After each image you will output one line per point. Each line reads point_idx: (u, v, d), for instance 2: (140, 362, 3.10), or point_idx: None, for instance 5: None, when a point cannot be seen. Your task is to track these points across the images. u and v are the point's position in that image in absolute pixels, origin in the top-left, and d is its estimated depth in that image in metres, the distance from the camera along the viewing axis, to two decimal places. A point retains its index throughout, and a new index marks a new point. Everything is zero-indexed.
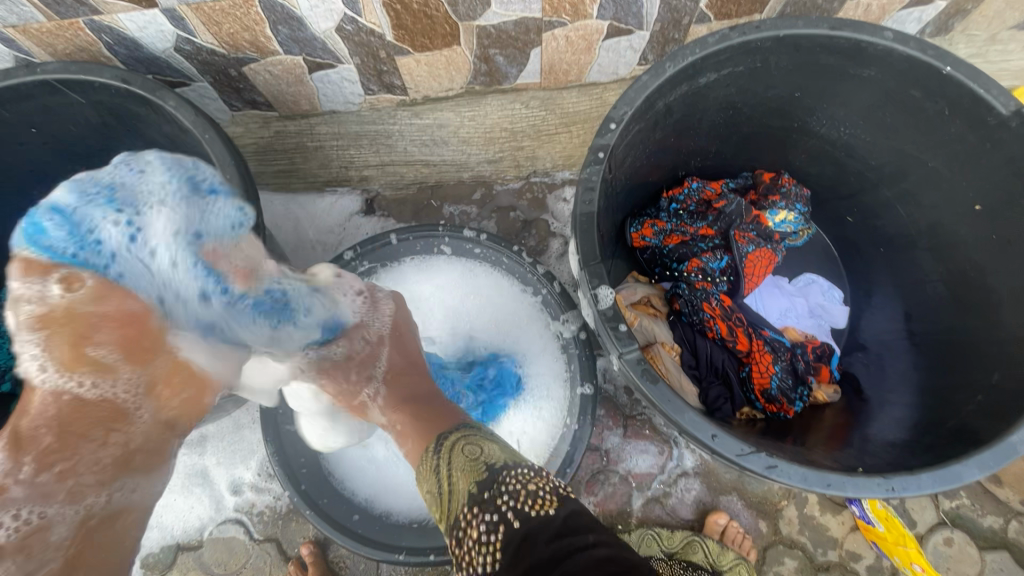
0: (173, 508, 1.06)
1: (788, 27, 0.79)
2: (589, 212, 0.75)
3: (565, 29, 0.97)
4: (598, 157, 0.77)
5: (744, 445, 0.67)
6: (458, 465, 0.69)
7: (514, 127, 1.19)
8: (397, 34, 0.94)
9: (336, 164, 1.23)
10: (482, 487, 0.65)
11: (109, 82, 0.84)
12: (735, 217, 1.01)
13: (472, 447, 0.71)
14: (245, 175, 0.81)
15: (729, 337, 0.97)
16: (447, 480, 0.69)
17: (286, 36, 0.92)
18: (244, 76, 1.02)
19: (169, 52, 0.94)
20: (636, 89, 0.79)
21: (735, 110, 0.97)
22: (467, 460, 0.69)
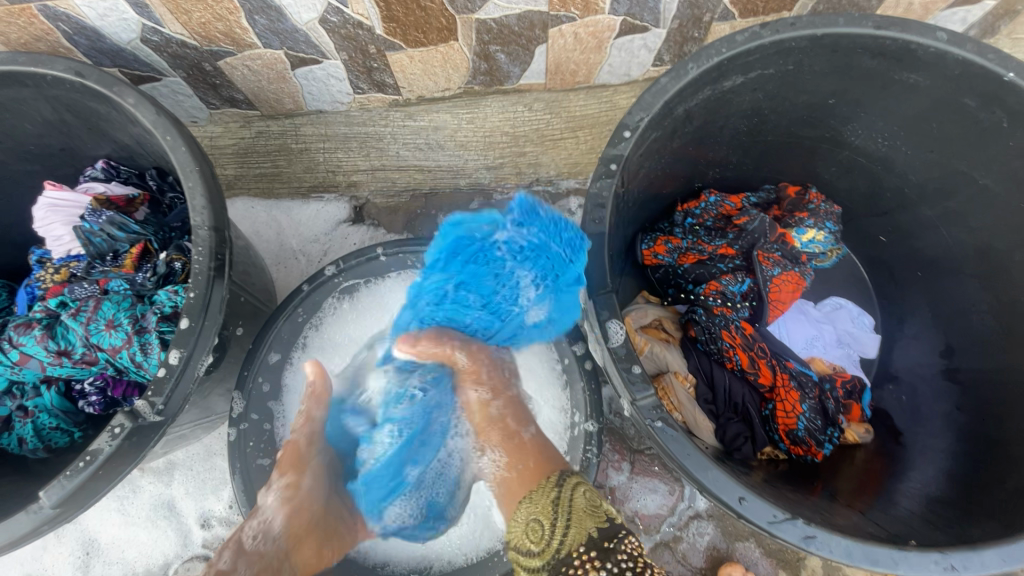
0: (136, 542, 0.97)
1: (827, 25, 0.70)
2: (600, 233, 0.66)
3: (573, 25, 0.88)
4: (610, 169, 0.68)
5: (777, 511, 0.58)
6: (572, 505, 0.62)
7: (516, 131, 1.08)
8: (388, 27, 0.85)
9: (321, 168, 1.11)
10: (607, 534, 0.58)
11: (61, 75, 0.75)
12: (758, 235, 0.91)
13: (594, 494, 0.64)
14: (211, 184, 0.71)
15: (751, 369, 0.87)
16: (565, 517, 0.60)
17: (264, 28, 0.83)
18: (220, 70, 0.93)
19: (134, 44, 0.85)
20: (654, 93, 0.70)
21: (760, 118, 0.87)
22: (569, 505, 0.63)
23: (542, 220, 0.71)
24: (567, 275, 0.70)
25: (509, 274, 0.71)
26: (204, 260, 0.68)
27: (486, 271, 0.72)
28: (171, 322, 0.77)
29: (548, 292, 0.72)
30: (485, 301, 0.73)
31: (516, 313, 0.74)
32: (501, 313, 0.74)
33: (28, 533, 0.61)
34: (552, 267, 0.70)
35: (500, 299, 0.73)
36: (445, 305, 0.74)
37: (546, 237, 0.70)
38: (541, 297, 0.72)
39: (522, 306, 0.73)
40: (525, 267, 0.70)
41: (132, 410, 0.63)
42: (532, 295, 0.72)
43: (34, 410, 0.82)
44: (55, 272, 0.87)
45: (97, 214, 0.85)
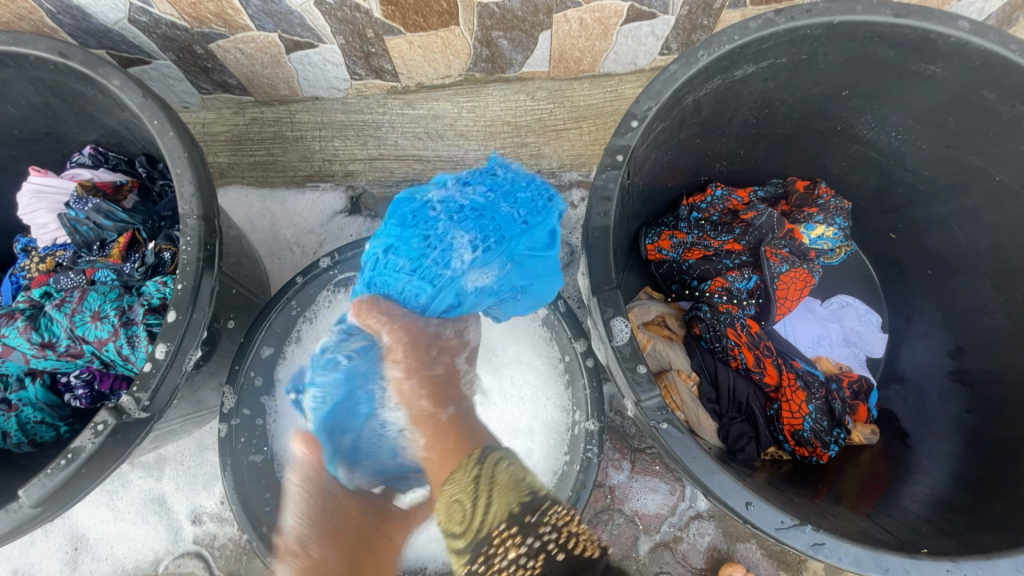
0: (125, 538, 0.95)
1: (844, 12, 0.67)
2: (605, 226, 0.63)
3: (578, 11, 0.85)
4: (616, 160, 0.65)
5: (784, 517, 0.56)
6: (499, 481, 0.61)
7: (518, 120, 1.05)
8: (386, 10, 0.81)
9: (318, 156, 1.08)
10: (528, 509, 0.58)
11: (45, 55, 0.71)
12: (766, 231, 0.89)
13: (518, 467, 0.63)
14: (200, 171, 0.69)
15: (756, 368, 0.85)
16: (486, 494, 0.59)
17: (257, 9, 0.80)
18: (212, 53, 0.89)
19: (122, 24, 0.81)
20: (662, 81, 0.67)
21: (770, 109, 0.85)
22: (505, 480, 0.61)
23: (498, 180, 0.73)
24: (511, 250, 0.71)
25: (444, 234, 0.70)
26: (193, 250, 0.65)
27: (417, 232, 0.71)
28: (158, 314, 0.75)
29: (486, 256, 0.70)
30: (412, 262, 0.71)
31: (444, 276, 0.71)
32: (432, 278, 0.71)
33: (8, 533, 0.58)
34: (491, 228, 0.70)
35: (429, 262, 0.70)
36: (378, 268, 0.72)
37: (500, 202, 0.71)
38: (483, 259, 0.71)
39: (455, 269, 0.70)
40: (463, 227, 0.70)
41: (117, 405, 0.61)
42: (469, 257, 0.70)
43: (17, 403, 0.79)
44: (41, 261, 0.85)
45: (82, 201, 0.82)
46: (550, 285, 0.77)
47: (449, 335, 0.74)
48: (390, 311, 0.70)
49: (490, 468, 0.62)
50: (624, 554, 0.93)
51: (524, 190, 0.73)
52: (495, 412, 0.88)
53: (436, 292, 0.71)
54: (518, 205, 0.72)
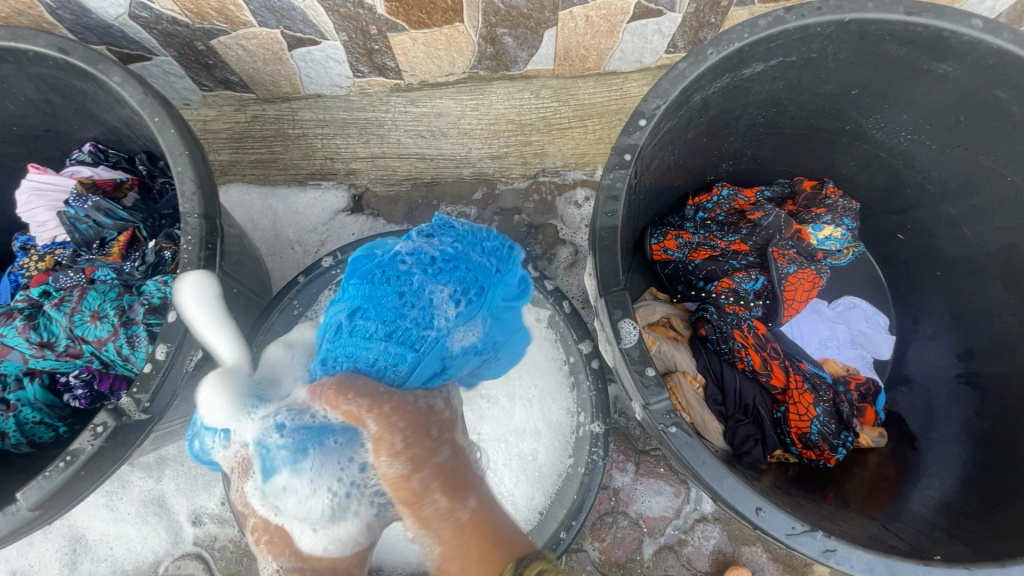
0: (125, 539, 0.94)
1: (856, 10, 0.66)
2: (612, 226, 0.62)
3: (585, 7, 0.84)
4: (624, 160, 0.64)
5: (795, 523, 0.55)
6: None
7: (522, 119, 1.05)
8: (390, 6, 0.80)
9: (320, 154, 1.07)
10: None
11: (44, 51, 0.70)
12: (773, 232, 0.88)
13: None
14: (201, 169, 0.68)
15: (763, 370, 0.84)
16: None
17: (259, 5, 0.79)
18: (213, 50, 0.88)
19: (122, 20, 0.80)
20: (671, 79, 0.66)
21: (779, 108, 0.83)
22: None
23: (460, 233, 0.69)
24: (490, 303, 0.68)
25: (417, 290, 0.63)
26: (194, 250, 0.64)
27: (388, 290, 0.62)
28: (158, 314, 0.74)
29: (469, 309, 0.65)
30: (386, 325, 0.61)
31: (427, 337, 0.62)
32: (411, 342, 0.62)
33: (5, 535, 0.58)
34: (474, 279, 0.66)
35: (408, 323, 0.62)
36: (343, 339, 0.62)
37: (470, 250, 0.67)
38: (463, 315, 0.65)
39: (438, 329, 0.63)
40: (440, 281, 0.63)
41: (116, 407, 0.60)
42: (452, 313, 0.63)
43: (16, 403, 0.78)
44: (40, 259, 0.84)
45: (82, 200, 0.81)
46: (519, 339, 0.75)
47: (438, 403, 0.63)
48: (375, 392, 0.58)
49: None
50: (628, 557, 0.92)
51: (487, 238, 0.70)
52: (502, 413, 0.86)
53: (419, 359, 0.62)
54: (486, 253, 0.69)
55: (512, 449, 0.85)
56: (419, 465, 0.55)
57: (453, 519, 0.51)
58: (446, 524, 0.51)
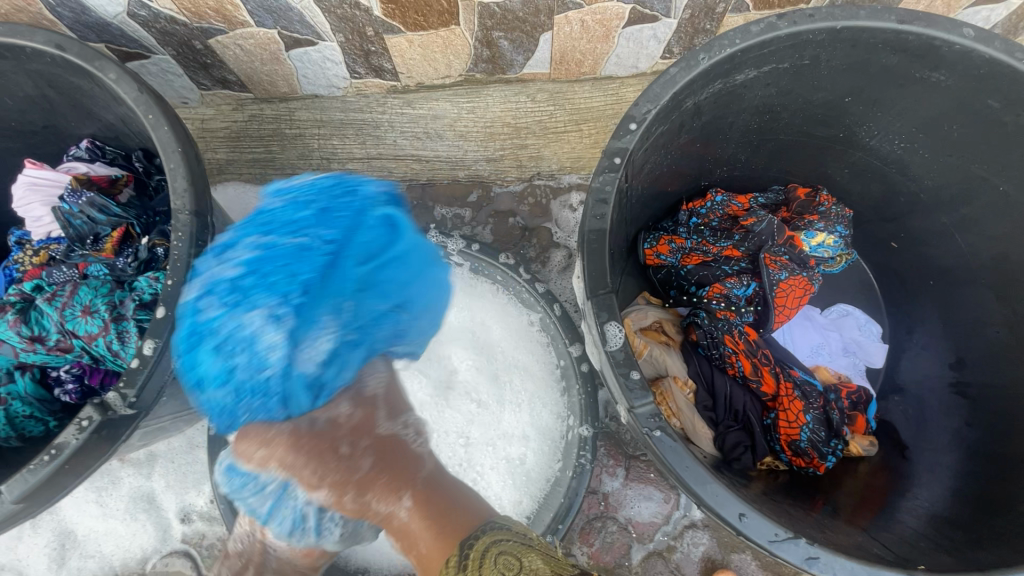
0: (114, 535, 0.94)
1: (847, 18, 0.66)
2: (601, 229, 0.63)
3: (580, 12, 0.84)
4: (614, 163, 0.65)
5: (779, 530, 0.55)
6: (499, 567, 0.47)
7: (518, 122, 1.05)
8: (386, 8, 0.81)
9: (316, 154, 1.08)
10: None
11: (42, 48, 0.71)
12: (767, 237, 0.88)
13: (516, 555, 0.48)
14: (194, 167, 0.68)
15: (753, 376, 0.84)
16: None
17: (256, 5, 0.79)
18: (211, 49, 0.89)
19: (121, 18, 0.81)
20: (661, 84, 0.66)
21: (772, 115, 0.84)
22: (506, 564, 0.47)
23: (269, 223, 0.54)
24: (346, 284, 0.52)
25: (234, 323, 0.50)
26: (184, 246, 0.65)
27: (206, 347, 0.52)
28: (149, 309, 0.74)
29: (302, 314, 0.50)
30: (228, 381, 0.52)
31: (270, 377, 0.51)
32: (262, 390, 0.51)
33: None
34: (287, 280, 0.50)
35: (241, 370, 0.50)
36: (215, 415, 0.54)
37: (278, 238, 0.52)
38: (291, 319, 0.49)
39: (275, 359, 0.50)
40: (253, 298, 0.50)
41: (103, 401, 0.60)
42: (279, 336, 0.50)
43: (6, 397, 0.78)
44: (35, 254, 0.84)
45: (76, 195, 0.81)
46: (420, 291, 0.59)
47: (344, 411, 0.54)
48: (266, 435, 0.53)
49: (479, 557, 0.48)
50: (616, 562, 0.92)
51: (323, 206, 0.56)
52: (493, 418, 0.86)
53: (286, 399, 0.51)
54: (320, 228, 0.53)
55: (501, 454, 0.86)
56: (340, 489, 0.53)
57: (397, 519, 0.54)
58: (394, 526, 0.54)
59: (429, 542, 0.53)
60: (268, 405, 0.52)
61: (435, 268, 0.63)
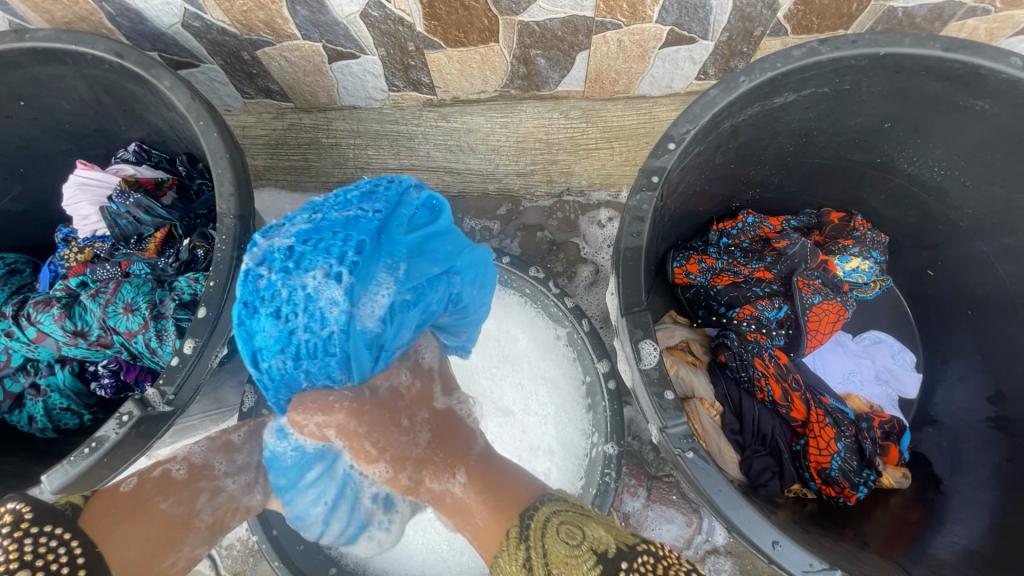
0: None
1: (890, 44, 0.66)
2: (637, 247, 0.63)
3: (618, 32, 0.86)
4: (651, 182, 0.65)
5: (813, 559, 0.54)
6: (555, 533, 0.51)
7: (550, 138, 1.06)
8: (429, 25, 0.83)
9: (351, 164, 1.11)
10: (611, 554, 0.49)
11: (102, 55, 0.74)
12: (799, 261, 0.87)
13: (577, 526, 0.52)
14: (240, 173, 0.70)
15: (783, 401, 0.83)
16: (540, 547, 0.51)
17: (304, 19, 0.82)
18: (257, 60, 0.92)
19: (175, 28, 0.84)
20: (701, 105, 0.67)
21: (809, 138, 0.83)
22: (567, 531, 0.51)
23: (317, 205, 0.64)
24: (397, 250, 0.63)
25: (293, 293, 0.61)
26: (227, 249, 0.66)
27: (266, 315, 0.61)
28: (188, 310, 0.76)
29: (356, 278, 0.60)
30: (288, 345, 0.63)
31: (333, 335, 0.62)
32: (324, 347, 0.63)
33: None
34: (342, 245, 0.60)
35: (303, 332, 0.62)
36: (273, 383, 0.66)
37: (326, 215, 0.62)
38: (347, 287, 0.60)
39: (336, 320, 0.61)
40: (306, 269, 0.60)
41: (142, 397, 0.61)
42: (338, 295, 0.60)
43: (46, 388, 0.81)
44: (79, 251, 0.88)
45: (125, 197, 0.84)
46: (473, 259, 0.71)
47: (404, 380, 0.67)
48: (327, 403, 0.63)
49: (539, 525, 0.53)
50: None
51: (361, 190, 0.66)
52: (517, 429, 0.88)
53: (345, 357, 0.64)
54: (363, 204, 0.64)
55: (525, 468, 0.87)
56: (402, 462, 0.62)
57: (449, 495, 0.60)
58: (448, 502, 0.60)
59: (486, 516, 0.57)
60: (332, 360, 0.64)
61: (475, 247, 0.72)
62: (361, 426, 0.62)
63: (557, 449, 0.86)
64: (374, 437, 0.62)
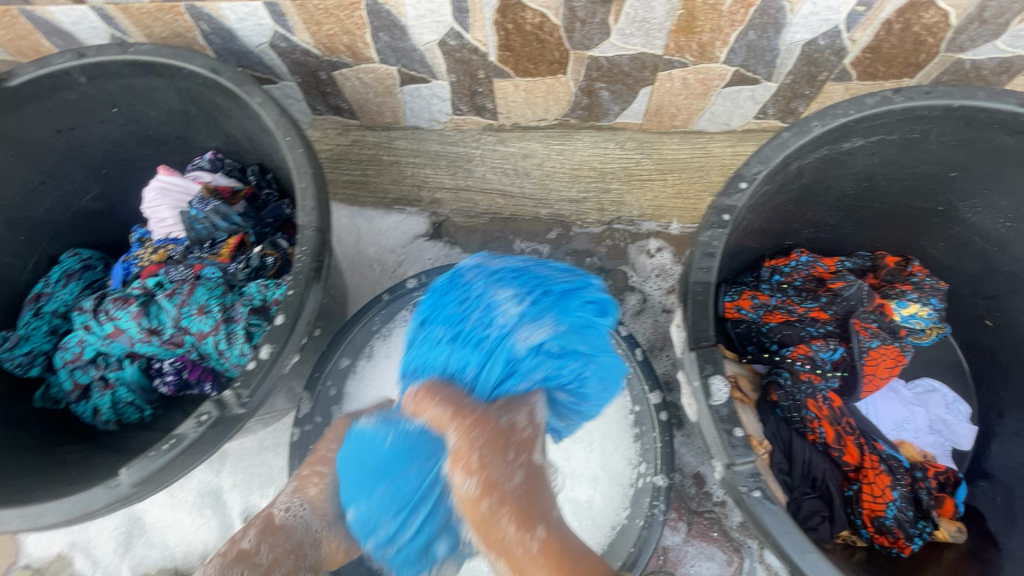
0: (178, 527, 0.97)
1: (964, 97, 0.67)
2: (706, 282, 0.64)
3: (683, 70, 0.88)
4: (722, 219, 0.66)
5: None
6: None
7: (604, 167, 1.08)
8: (502, 55, 0.87)
9: (408, 181, 1.13)
10: None
11: (198, 70, 0.79)
12: (855, 302, 0.86)
13: None
14: (320, 187, 0.73)
15: (836, 444, 0.82)
16: None
17: (385, 45, 0.87)
18: (333, 79, 0.96)
19: (263, 47, 0.89)
20: (773, 147, 0.69)
21: (871, 182, 0.84)
22: None
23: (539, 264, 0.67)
24: (566, 313, 0.62)
25: (482, 295, 0.61)
26: (307, 259, 0.69)
27: (456, 297, 0.62)
28: (260, 315, 0.79)
29: (535, 309, 0.60)
30: (455, 331, 0.60)
31: (492, 337, 0.59)
32: (479, 339, 0.59)
33: (101, 506, 0.61)
34: (535, 287, 0.62)
35: (470, 326, 0.60)
36: (420, 350, 0.62)
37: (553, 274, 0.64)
38: (534, 312, 0.60)
39: (501, 326, 0.59)
40: (503, 285, 0.61)
41: (221, 400, 0.64)
42: (516, 310, 0.59)
43: (115, 382, 0.85)
44: (154, 252, 0.91)
45: (204, 203, 0.88)
46: (611, 363, 0.67)
47: (523, 418, 0.58)
48: (458, 401, 0.58)
49: None
50: None
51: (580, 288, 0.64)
52: (559, 454, 0.87)
53: (485, 359, 0.59)
54: (582, 293, 0.64)
55: (566, 495, 0.86)
56: (492, 489, 0.54)
57: (524, 548, 0.52)
58: (523, 554, 0.52)
59: None
60: (473, 362, 0.59)
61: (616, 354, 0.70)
62: (482, 433, 0.55)
63: (600, 479, 0.86)
64: (480, 443, 0.54)
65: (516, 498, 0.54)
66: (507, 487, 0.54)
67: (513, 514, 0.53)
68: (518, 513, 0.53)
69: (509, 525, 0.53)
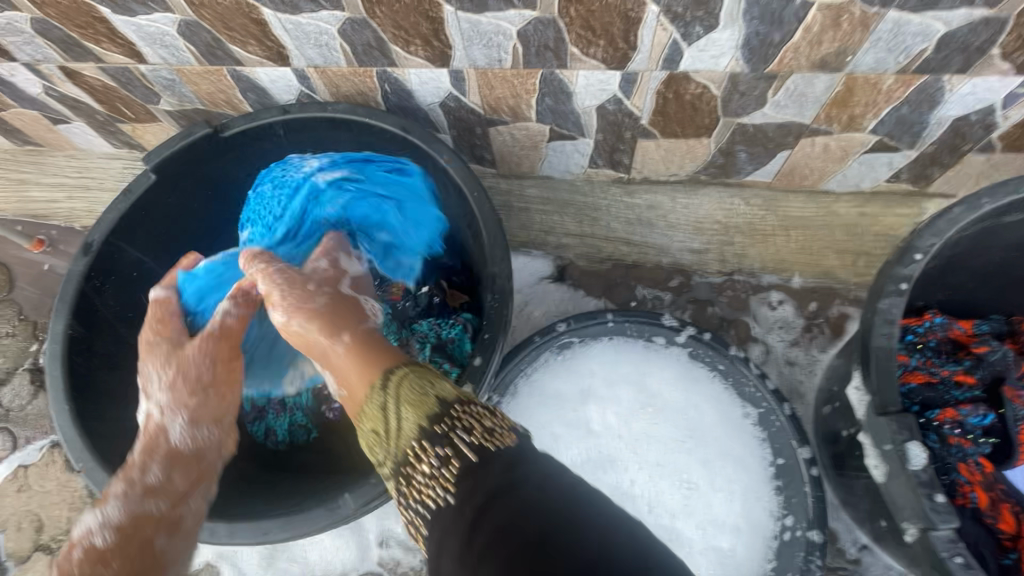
0: (320, 545, 1.02)
1: None
2: (890, 348, 0.67)
3: (827, 138, 0.93)
4: (900, 287, 0.70)
5: None
6: (407, 400, 0.70)
7: (728, 221, 1.13)
8: (654, 119, 0.94)
9: (536, 227, 1.20)
10: (435, 420, 0.67)
11: (390, 127, 0.87)
12: (1002, 367, 0.88)
13: (427, 381, 0.72)
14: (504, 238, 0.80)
15: (990, 512, 0.82)
16: (398, 403, 0.70)
17: (547, 107, 0.94)
18: (486, 134, 1.05)
19: (433, 106, 0.98)
20: (946, 221, 0.72)
21: (1020, 252, 0.86)
22: (415, 400, 0.69)
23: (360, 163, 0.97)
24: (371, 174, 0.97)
25: (372, 173, 0.97)
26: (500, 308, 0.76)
27: (361, 163, 0.97)
28: (437, 353, 0.99)
29: (343, 164, 0.97)
30: (340, 211, 1.01)
31: (377, 210, 1.01)
32: (381, 219, 1.02)
33: (323, 524, 0.75)
34: (354, 163, 0.97)
35: (357, 207, 1.01)
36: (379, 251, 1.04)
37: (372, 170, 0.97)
38: (341, 169, 0.98)
39: (345, 190, 1.00)
40: (348, 166, 0.97)
41: None
42: (327, 165, 0.97)
43: (291, 407, 1.03)
44: None
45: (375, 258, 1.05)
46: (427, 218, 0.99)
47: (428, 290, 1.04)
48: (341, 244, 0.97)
49: (394, 388, 0.72)
50: None
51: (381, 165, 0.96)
52: (701, 502, 0.91)
53: (387, 219, 1.01)
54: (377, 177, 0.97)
55: (709, 542, 0.89)
56: (394, 350, 0.80)
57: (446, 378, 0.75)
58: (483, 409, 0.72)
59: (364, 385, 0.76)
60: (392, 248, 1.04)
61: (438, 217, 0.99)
62: (282, 279, 0.87)
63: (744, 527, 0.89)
64: (282, 292, 0.86)
65: (364, 351, 0.80)
66: (314, 305, 0.85)
67: (349, 346, 0.81)
68: (325, 320, 0.84)
69: (364, 351, 0.80)
